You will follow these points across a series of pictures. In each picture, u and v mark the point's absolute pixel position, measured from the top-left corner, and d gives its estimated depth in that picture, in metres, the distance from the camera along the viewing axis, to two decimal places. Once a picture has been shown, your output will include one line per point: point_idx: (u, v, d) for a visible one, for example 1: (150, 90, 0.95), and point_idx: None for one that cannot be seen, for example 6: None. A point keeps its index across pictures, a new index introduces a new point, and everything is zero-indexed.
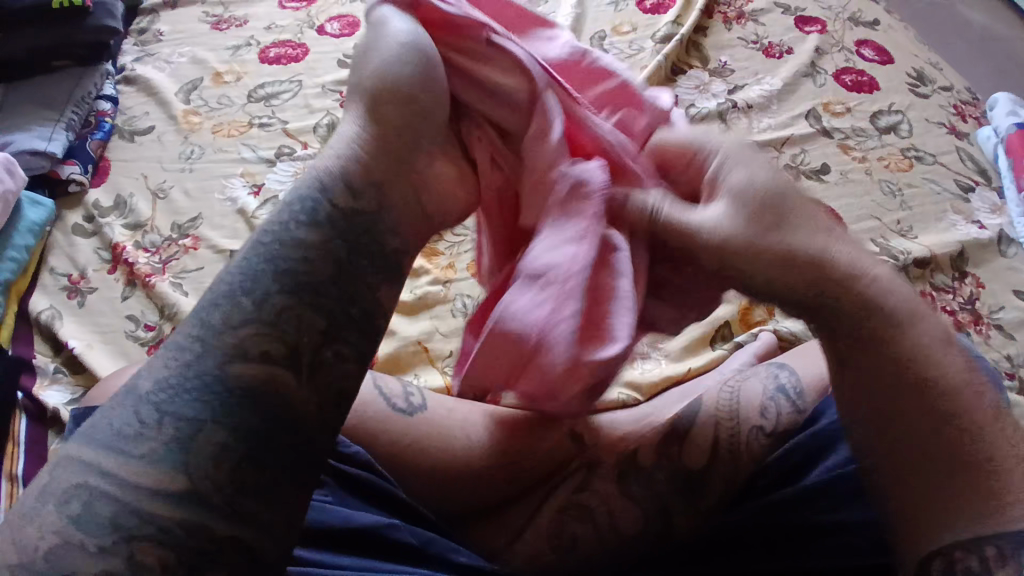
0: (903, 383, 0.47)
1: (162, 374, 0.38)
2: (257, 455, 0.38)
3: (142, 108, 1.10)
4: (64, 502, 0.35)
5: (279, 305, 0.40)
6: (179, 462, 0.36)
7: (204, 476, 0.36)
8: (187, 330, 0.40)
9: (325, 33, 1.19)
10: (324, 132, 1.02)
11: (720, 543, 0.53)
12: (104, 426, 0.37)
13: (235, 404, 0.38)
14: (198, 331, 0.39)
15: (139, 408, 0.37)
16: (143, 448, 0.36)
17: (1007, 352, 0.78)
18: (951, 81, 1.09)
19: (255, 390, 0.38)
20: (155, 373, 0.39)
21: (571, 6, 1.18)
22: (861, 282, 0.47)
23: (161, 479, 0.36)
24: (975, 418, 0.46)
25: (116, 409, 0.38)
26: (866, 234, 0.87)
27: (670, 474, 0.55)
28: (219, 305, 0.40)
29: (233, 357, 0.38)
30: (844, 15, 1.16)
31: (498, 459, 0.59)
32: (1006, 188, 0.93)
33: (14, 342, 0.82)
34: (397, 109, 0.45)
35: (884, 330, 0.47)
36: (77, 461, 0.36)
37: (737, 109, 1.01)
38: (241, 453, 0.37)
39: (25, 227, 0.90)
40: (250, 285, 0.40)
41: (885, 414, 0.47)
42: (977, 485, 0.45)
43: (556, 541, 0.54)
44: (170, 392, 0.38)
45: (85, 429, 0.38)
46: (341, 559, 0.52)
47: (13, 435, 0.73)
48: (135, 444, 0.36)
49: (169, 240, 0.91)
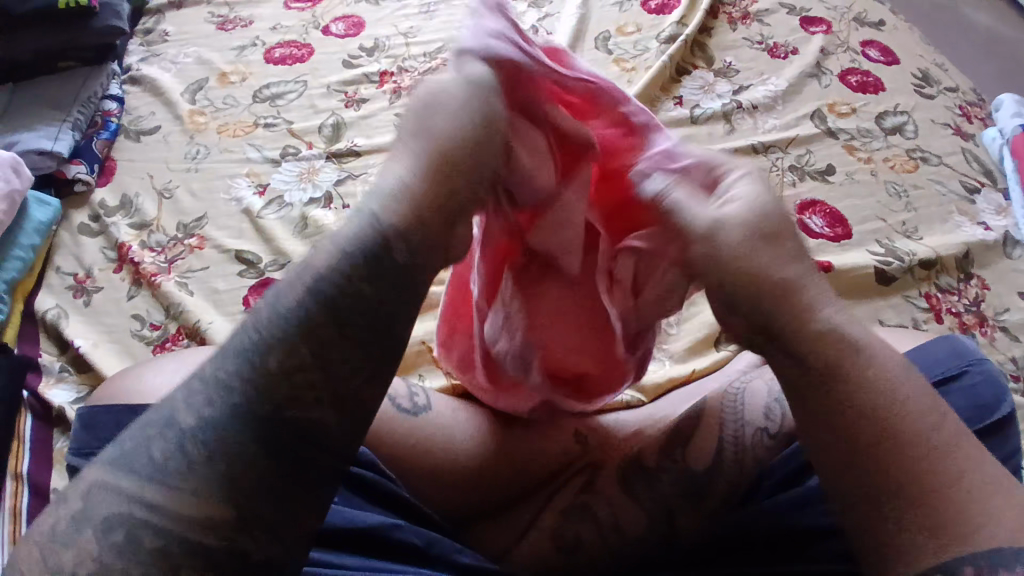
0: (871, 430, 0.45)
1: (203, 411, 0.41)
2: (280, 490, 0.41)
3: (148, 108, 1.11)
4: (105, 530, 0.39)
5: (314, 353, 0.42)
6: (217, 490, 0.39)
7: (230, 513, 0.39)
8: (227, 367, 0.42)
9: (331, 33, 1.19)
10: (328, 132, 1.02)
11: (725, 546, 0.54)
12: (140, 460, 0.40)
13: (271, 438, 0.40)
14: (238, 370, 0.41)
15: (180, 443, 0.40)
16: (182, 478, 0.39)
17: (1012, 354, 0.78)
18: (957, 81, 1.08)
19: (293, 424, 0.41)
20: (194, 407, 0.41)
21: (576, 6, 1.18)
22: (813, 315, 0.47)
23: (203, 505, 0.39)
24: (938, 442, 0.45)
25: (156, 437, 0.41)
26: (871, 235, 0.87)
27: (674, 475, 0.56)
28: (256, 346, 0.42)
29: (262, 394, 0.41)
30: (849, 16, 1.16)
31: (504, 460, 0.59)
32: (1012, 189, 0.93)
33: (21, 341, 0.83)
34: (454, 166, 0.46)
35: (839, 360, 0.46)
36: (108, 494, 0.39)
37: (742, 109, 1.01)
38: (265, 476, 0.40)
39: (32, 226, 0.91)
40: (289, 332, 0.42)
41: (844, 445, 0.46)
42: (949, 512, 0.43)
43: (560, 541, 0.55)
44: (205, 423, 0.40)
45: (122, 455, 0.41)
46: (345, 559, 0.52)
47: (19, 433, 0.74)
48: (175, 477, 0.40)
49: (174, 240, 0.92)
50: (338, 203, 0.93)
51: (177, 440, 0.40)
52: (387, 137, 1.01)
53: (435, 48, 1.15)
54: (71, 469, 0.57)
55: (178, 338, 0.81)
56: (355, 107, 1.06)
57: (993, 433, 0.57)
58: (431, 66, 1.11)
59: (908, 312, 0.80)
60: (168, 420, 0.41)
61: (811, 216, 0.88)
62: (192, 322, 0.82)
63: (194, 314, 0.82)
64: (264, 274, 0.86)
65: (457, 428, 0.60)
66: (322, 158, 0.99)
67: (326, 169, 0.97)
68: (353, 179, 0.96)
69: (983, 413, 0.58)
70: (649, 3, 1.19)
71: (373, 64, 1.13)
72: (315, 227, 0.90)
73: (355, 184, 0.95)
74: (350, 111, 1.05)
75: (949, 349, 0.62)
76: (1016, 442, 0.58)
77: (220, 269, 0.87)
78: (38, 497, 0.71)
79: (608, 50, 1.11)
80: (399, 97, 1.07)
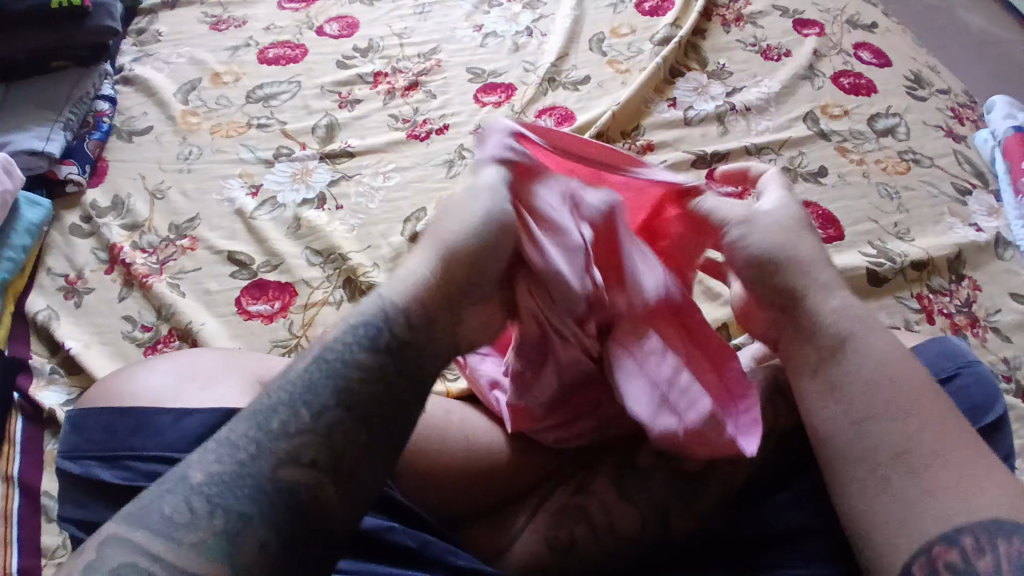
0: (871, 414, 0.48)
1: (215, 468, 0.41)
2: (294, 545, 0.40)
3: (140, 108, 1.10)
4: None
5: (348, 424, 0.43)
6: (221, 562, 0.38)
7: (246, 566, 0.38)
8: (242, 430, 0.42)
9: (324, 34, 1.19)
10: (322, 133, 1.02)
11: (716, 541, 0.55)
12: (136, 525, 0.38)
13: (292, 501, 0.40)
14: (256, 433, 0.42)
15: (189, 498, 0.39)
16: (175, 552, 0.38)
17: (1004, 354, 0.78)
18: (949, 84, 1.09)
19: (315, 494, 0.41)
20: (206, 464, 0.41)
21: (570, 8, 1.19)
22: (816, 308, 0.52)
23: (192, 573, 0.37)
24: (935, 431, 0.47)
25: (165, 494, 0.40)
26: (863, 236, 0.87)
27: (667, 474, 0.55)
28: (284, 402, 0.43)
29: (286, 461, 0.41)
30: (842, 18, 1.16)
31: (499, 461, 0.59)
32: (1004, 191, 0.94)
33: (11, 343, 0.82)
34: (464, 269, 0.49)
35: (828, 346, 0.51)
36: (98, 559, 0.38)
37: (735, 111, 1.01)
38: (277, 537, 0.40)
39: (23, 227, 0.90)
40: (310, 397, 0.43)
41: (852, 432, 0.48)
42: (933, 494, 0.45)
43: (553, 543, 0.54)
44: (223, 485, 0.40)
45: (135, 509, 0.39)
46: (341, 561, 0.53)
47: (8, 435, 0.73)
48: (185, 533, 0.38)
49: (166, 240, 0.91)
50: (332, 204, 0.92)
51: (174, 506, 0.39)
52: (381, 138, 1.00)
53: (429, 49, 1.14)
54: (62, 471, 0.57)
55: (169, 340, 0.81)
56: (349, 108, 1.06)
57: (985, 433, 0.58)
58: (426, 67, 1.11)
59: (900, 313, 0.80)
60: (177, 477, 0.41)
61: None
62: (184, 323, 0.81)
63: (186, 316, 0.82)
64: (257, 275, 0.86)
65: (450, 431, 0.59)
66: (315, 159, 0.98)
67: (319, 170, 0.97)
68: (347, 180, 0.95)
69: (976, 414, 0.58)
70: (643, 4, 1.20)
71: (368, 64, 1.13)
72: (309, 228, 0.89)
73: (349, 184, 0.95)
74: (343, 112, 1.05)
75: (941, 349, 0.62)
76: (1008, 442, 0.58)
77: (213, 270, 0.87)
78: (28, 499, 0.71)
79: (603, 52, 1.12)
80: (394, 98, 1.07)
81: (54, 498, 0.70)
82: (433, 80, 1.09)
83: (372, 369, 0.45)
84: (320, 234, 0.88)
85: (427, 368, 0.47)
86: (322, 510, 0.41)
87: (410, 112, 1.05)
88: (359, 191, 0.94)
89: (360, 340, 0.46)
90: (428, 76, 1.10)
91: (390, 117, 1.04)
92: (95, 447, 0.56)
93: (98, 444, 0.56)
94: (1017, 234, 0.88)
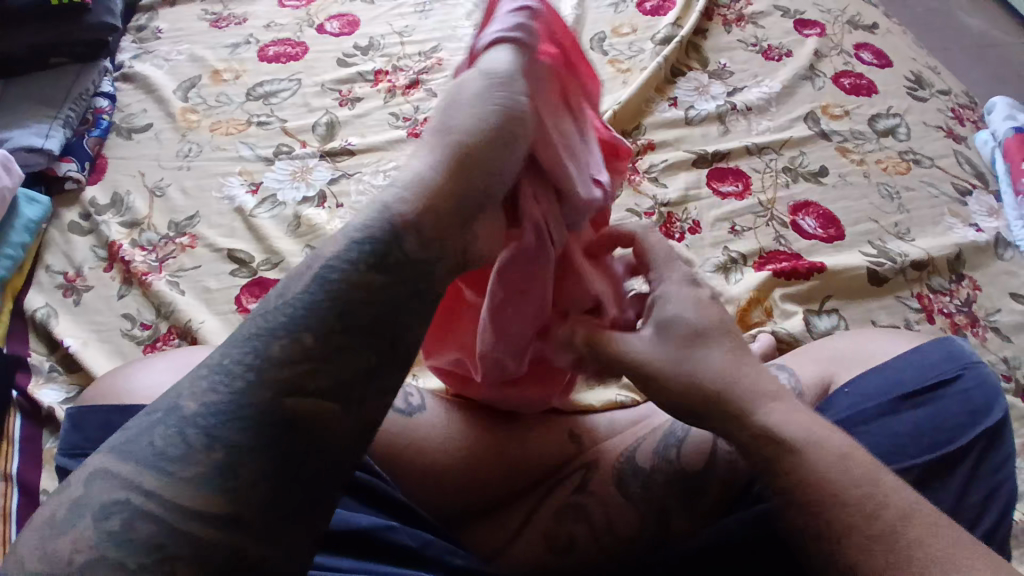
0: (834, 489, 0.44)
1: (208, 398, 0.35)
2: (291, 483, 0.35)
3: (140, 105, 1.10)
4: (103, 516, 0.32)
5: (343, 347, 0.38)
6: (216, 503, 0.33)
7: (246, 497, 0.34)
8: (236, 356, 0.37)
9: (325, 32, 1.19)
10: (322, 131, 1.02)
11: (730, 550, 0.52)
12: (123, 459, 0.34)
13: (288, 437, 0.35)
14: (250, 359, 0.36)
15: (181, 430, 0.35)
16: (166, 488, 0.33)
17: (1004, 355, 0.78)
18: (949, 85, 1.09)
19: (315, 428, 0.36)
20: (200, 396, 0.36)
21: (571, 7, 1.18)
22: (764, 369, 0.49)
23: (183, 519, 0.33)
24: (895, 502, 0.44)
25: (156, 427, 0.35)
26: (863, 236, 0.87)
27: (668, 475, 0.56)
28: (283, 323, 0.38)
29: (284, 390, 0.36)
30: (843, 19, 1.16)
31: (499, 461, 0.58)
32: (1004, 192, 0.94)
33: (9, 340, 0.82)
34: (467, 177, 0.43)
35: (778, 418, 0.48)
36: (82, 497, 0.33)
37: (736, 111, 1.01)
38: (274, 473, 0.35)
39: (22, 225, 0.90)
40: (306, 318, 0.38)
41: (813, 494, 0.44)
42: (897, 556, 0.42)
43: (553, 543, 0.55)
44: (217, 416, 0.35)
45: (121, 441, 0.35)
46: (340, 561, 0.52)
47: (7, 433, 0.73)
48: (177, 466, 0.34)
49: (166, 238, 0.91)
50: (332, 201, 0.92)
51: (164, 440, 0.34)
52: (381, 136, 1.00)
53: (429, 47, 1.14)
54: (60, 469, 0.56)
55: (169, 338, 0.81)
56: (350, 105, 1.06)
57: (985, 433, 0.58)
58: (426, 65, 1.11)
59: (900, 314, 0.80)
60: (167, 407, 0.36)
61: (804, 217, 0.88)
62: (183, 321, 0.81)
63: (186, 314, 0.82)
64: (257, 273, 0.86)
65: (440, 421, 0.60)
66: (315, 157, 0.98)
67: (319, 168, 0.97)
68: (347, 178, 0.95)
69: (977, 416, 0.58)
70: (644, 4, 1.19)
71: (368, 62, 1.12)
72: (309, 226, 0.89)
73: (349, 182, 0.94)
74: (344, 110, 1.05)
75: (941, 351, 0.62)
76: (1009, 444, 0.58)
77: (212, 268, 0.87)
78: (27, 497, 0.70)
79: (604, 51, 1.11)
80: (394, 96, 1.07)
81: (53, 496, 0.70)
82: (434, 79, 1.09)
83: (368, 284, 0.39)
84: (320, 232, 0.88)
85: (437, 281, 0.42)
86: (321, 445, 0.36)
87: (410, 110, 1.04)
88: (359, 189, 0.94)
89: (363, 256, 0.40)
90: (429, 74, 1.09)
91: (391, 115, 1.04)
92: (94, 445, 0.56)
93: (97, 442, 0.56)
94: (1017, 235, 0.88)
